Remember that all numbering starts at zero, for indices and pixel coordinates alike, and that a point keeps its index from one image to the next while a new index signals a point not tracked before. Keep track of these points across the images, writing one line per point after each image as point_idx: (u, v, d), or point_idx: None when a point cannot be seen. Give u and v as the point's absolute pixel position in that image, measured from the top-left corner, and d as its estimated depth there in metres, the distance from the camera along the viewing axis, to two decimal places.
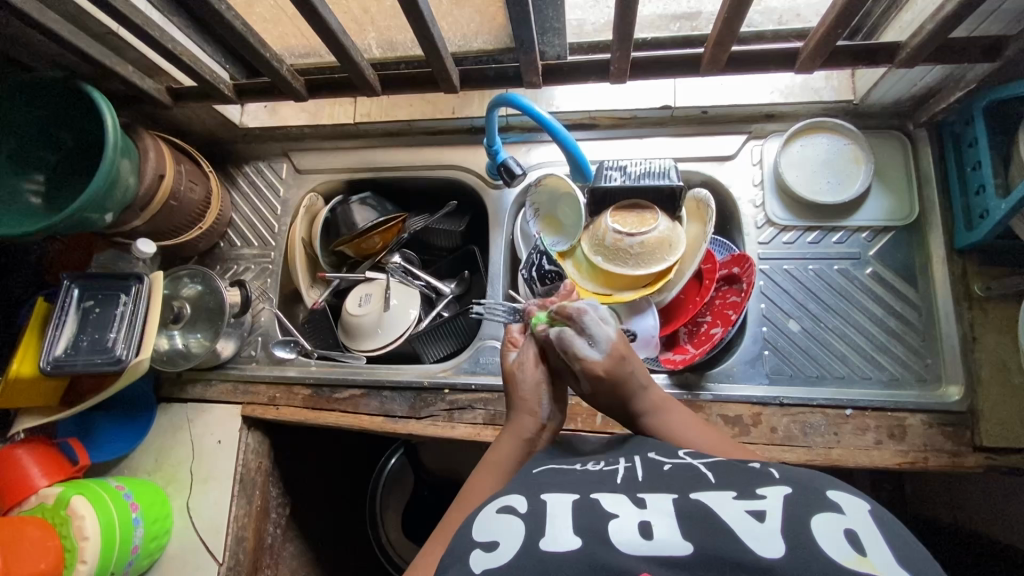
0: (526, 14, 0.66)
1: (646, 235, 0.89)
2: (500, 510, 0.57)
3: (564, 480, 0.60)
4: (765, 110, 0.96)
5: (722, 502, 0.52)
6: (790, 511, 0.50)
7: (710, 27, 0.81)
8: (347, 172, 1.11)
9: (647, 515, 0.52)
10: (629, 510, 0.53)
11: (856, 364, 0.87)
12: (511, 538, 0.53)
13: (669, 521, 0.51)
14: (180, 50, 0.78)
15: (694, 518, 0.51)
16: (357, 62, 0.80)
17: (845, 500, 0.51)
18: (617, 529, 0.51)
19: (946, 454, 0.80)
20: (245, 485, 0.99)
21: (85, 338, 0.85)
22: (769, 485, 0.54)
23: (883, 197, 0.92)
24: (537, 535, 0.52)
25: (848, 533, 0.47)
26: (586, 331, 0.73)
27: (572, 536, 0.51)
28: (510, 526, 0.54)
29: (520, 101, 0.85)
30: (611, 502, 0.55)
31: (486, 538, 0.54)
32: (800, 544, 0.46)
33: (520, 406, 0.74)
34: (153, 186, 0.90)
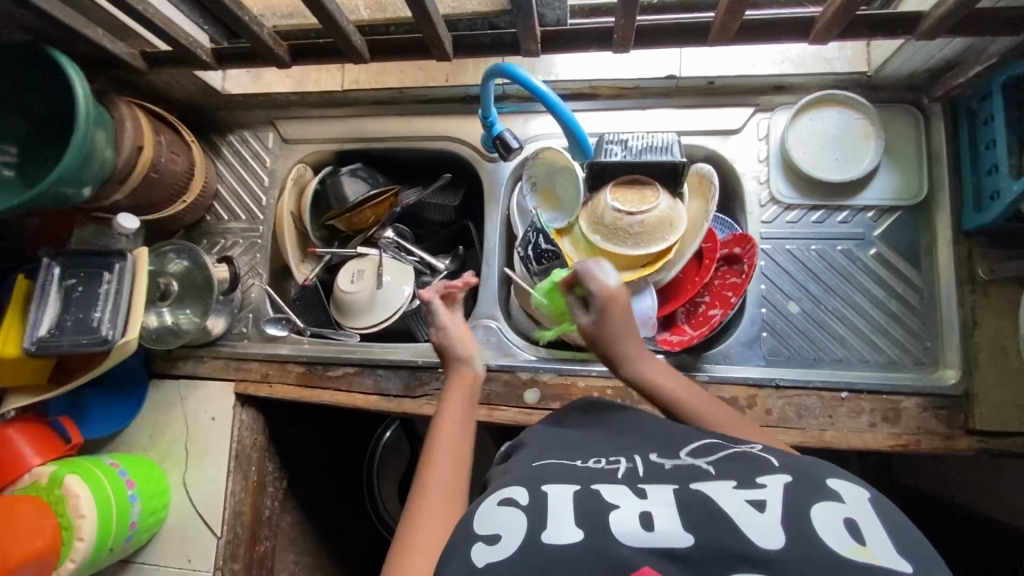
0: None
1: (646, 213, 0.86)
2: (500, 501, 0.56)
3: (562, 470, 0.59)
4: (774, 81, 0.91)
5: (725, 493, 0.52)
6: (792, 498, 0.50)
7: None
8: (337, 141, 1.06)
9: (648, 505, 0.52)
10: (630, 500, 0.53)
11: (855, 347, 0.86)
12: (513, 531, 0.52)
13: (670, 511, 0.51)
14: (152, 12, 0.72)
15: (693, 506, 0.51)
16: (343, 27, 0.74)
17: (845, 488, 0.51)
18: (619, 520, 0.51)
19: (938, 437, 0.81)
20: (240, 460, 1.00)
21: (69, 318, 0.82)
22: (770, 473, 0.54)
23: (893, 175, 0.89)
24: (536, 526, 0.52)
25: (848, 523, 0.48)
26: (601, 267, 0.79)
27: (573, 527, 0.51)
28: (512, 519, 0.53)
29: (515, 72, 0.79)
30: (612, 493, 0.54)
31: (489, 531, 0.53)
32: (804, 537, 0.47)
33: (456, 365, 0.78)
34: (131, 159, 0.86)
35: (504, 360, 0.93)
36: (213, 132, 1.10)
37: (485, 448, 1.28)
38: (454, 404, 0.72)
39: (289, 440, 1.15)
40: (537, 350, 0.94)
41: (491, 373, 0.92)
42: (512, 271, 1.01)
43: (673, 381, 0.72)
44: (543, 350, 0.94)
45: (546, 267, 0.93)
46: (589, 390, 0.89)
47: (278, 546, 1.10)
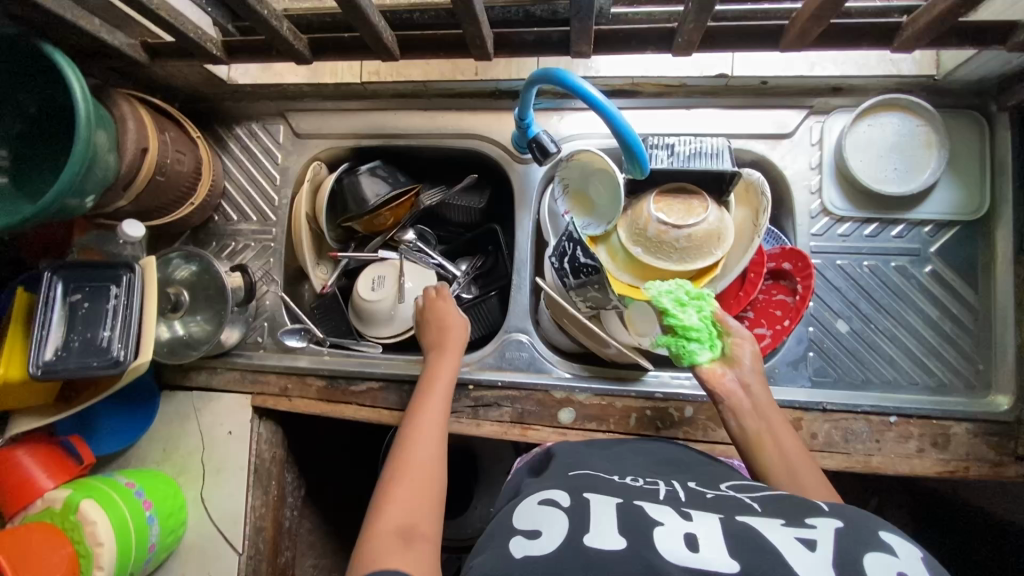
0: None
1: (693, 227, 0.80)
2: (539, 504, 0.59)
3: (603, 485, 0.62)
4: (832, 82, 0.84)
5: (771, 528, 0.51)
6: (842, 542, 0.48)
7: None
8: (354, 137, 0.98)
9: (693, 528, 0.52)
10: (676, 520, 0.53)
11: (904, 369, 0.83)
12: (555, 530, 0.53)
13: (715, 538, 0.50)
14: (157, 4, 0.64)
15: (737, 535, 0.50)
16: (374, 25, 0.67)
17: (898, 542, 0.48)
18: (662, 536, 0.51)
19: (987, 464, 0.79)
20: (260, 475, 0.96)
21: (76, 338, 0.76)
22: (820, 516, 0.53)
23: (954, 188, 0.83)
24: (579, 527, 0.53)
25: None
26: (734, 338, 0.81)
27: (616, 535, 0.51)
28: (551, 517, 0.55)
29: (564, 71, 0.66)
30: (658, 512, 0.55)
31: (528, 526, 0.55)
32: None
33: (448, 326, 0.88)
34: (135, 163, 0.78)
35: (536, 378, 0.89)
36: (218, 124, 1.02)
37: (504, 451, 1.25)
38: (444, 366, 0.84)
39: (305, 447, 1.11)
40: (572, 367, 0.90)
41: (523, 391, 0.89)
42: (544, 281, 0.94)
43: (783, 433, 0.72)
44: (578, 366, 0.90)
45: (584, 282, 0.86)
46: (628, 411, 0.86)
47: (297, 554, 1.08)
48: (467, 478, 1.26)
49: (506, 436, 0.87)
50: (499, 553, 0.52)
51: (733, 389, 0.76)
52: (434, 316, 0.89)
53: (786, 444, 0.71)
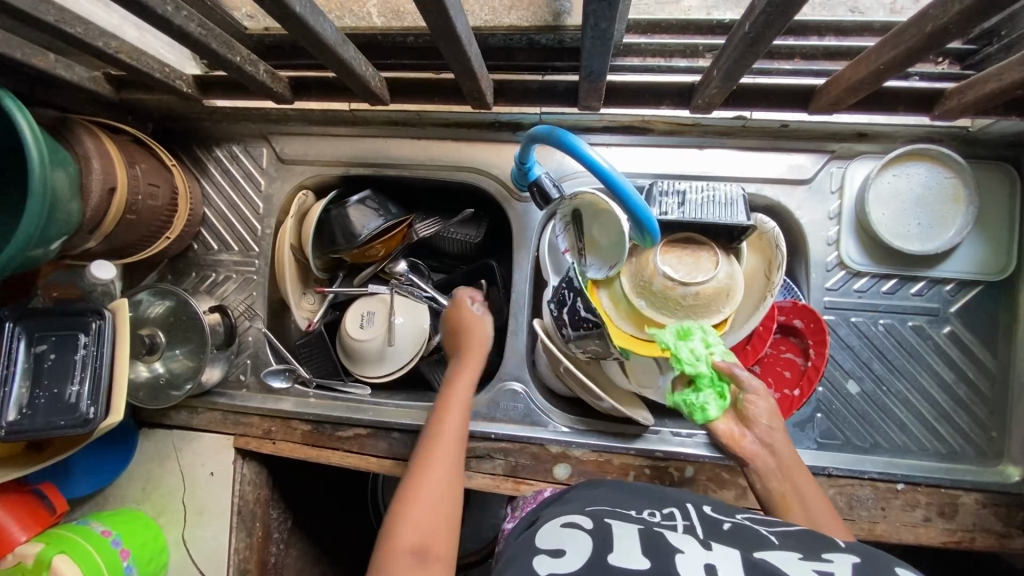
0: (605, 48, 0.53)
1: (702, 284, 0.75)
2: (564, 525, 0.57)
3: (622, 513, 0.59)
4: (858, 128, 0.78)
5: (789, 559, 0.48)
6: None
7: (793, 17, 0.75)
8: (342, 165, 0.92)
9: (711, 557, 0.49)
10: (694, 548, 0.51)
11: (915, 433, 0.80)
12: (580, 549, 0.51)
13: (732, 565, 0.48)
14: (114, 46, 0.58)
15: (757, 564, 0.48)
16: (361, 74, 0.61)
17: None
18: (683, 561, 0.48)
19: (994, 535, 0.76)
20: (244, 517, 0.93)
21: (42, 394, 0.72)
22: (836, 552, 0.50)
23: (978, 245, 0.78)
24: (601, 547, 0.51)
25: None
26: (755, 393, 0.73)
27: (639, 556, 0.49)
28: (576, 539, 0.53)
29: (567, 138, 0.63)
30: (678, 540, 0.52)
31: (554, 546, 0.53)
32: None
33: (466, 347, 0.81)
34: (102, 205, 0.72)
35: (531, 430, 0.85)
36: (197, 145, 0.95)
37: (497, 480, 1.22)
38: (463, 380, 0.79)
39: (292, 477, 1.08)
40: (569, 420, 0.86)
41: (516, 443, 0.85)
42: (542, 324, 0.89)
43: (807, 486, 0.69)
44: (575, 418, 0.86)
45: (584, 334, 0.80)
46: (625, 468, 0.82)
47: None
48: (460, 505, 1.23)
49: (499, 489, 0.84)
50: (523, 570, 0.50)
51: (755, 451, 0.72)
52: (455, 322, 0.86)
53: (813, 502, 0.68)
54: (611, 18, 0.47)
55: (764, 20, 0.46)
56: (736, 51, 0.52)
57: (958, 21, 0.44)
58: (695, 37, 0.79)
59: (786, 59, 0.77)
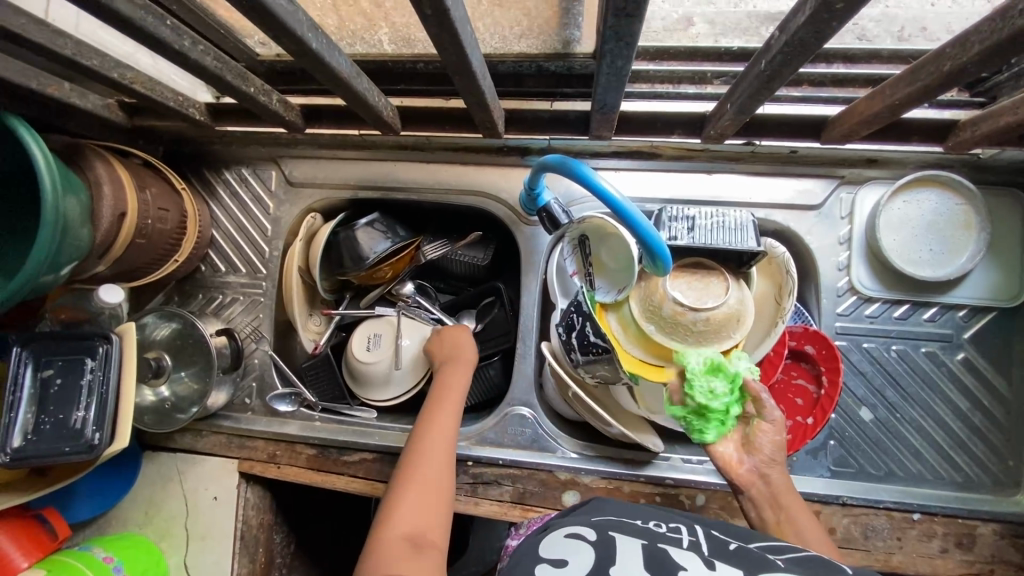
0: (620, 83, 0.54)
1: (712, 310, 0.75)
2: (568, 536, 0.56)
3: (630, 528, 0.57)
4: (867, 155, 0.78)
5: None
6: None
7: None
8: (351, 188, 0.93)
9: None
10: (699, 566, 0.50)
11: (930, 461, 0.79)
12: (582, 559, 0.50)
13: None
14: (129, 77, 0.58)
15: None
16: (374, 104, 0.62)
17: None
18: None
19: (1013, 567, 0.75)
20: (247, 543, 0.92)
21: (47, 420, 0.71)
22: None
23: (990, 272, 0.78)
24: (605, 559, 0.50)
25: None
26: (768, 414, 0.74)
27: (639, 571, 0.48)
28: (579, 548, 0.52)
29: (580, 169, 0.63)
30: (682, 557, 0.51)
31: (555, 555, 0.52)
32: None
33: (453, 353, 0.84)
34: (111, 230, 0.72)
35: (540, 457, 0.84)
36: (206, 167, 0.96)
37: None
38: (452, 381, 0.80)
39: (296, 500, 1.07)
40: (579, 446, 0.85)
41: (525, 469, 0.84)
42: (550, 347, 0.89)
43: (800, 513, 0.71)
44: (585, 444, 0.85)
45: (593, 358, 0.80)
46: (635, 496, 0.81)
47: None
48: (465, 529, 1.22)
49: (506, 516, 0.83)
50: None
51: (750, 480, 0.73)
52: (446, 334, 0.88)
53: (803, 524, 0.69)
54: (628, 57, 0.47)
55: (781, 59, 0.46)
56: (751, 87, 0.52)
57: (976, 61, 0.44)
58: (704, 64, 0.80)
59: (795, 86, 0.78)
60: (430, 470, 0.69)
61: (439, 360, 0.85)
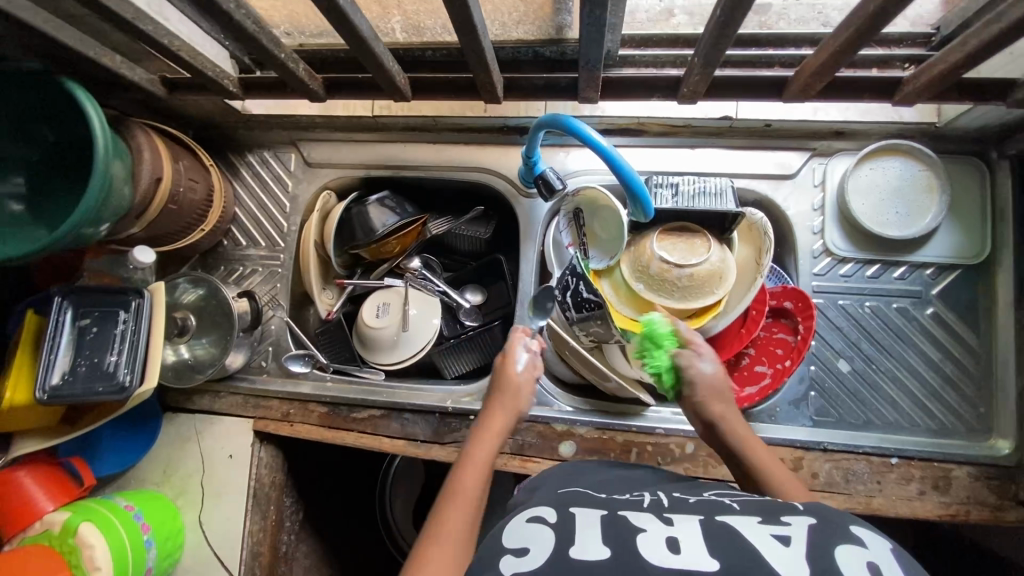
0: (601, 38, 0.61)
1: (695, 266, 0.82)
2: (530, 519, 0.61)
3: (592, 499, 0.64)
4: (834, 127, 0.86)
5: (747, 525, 0.54)
6: (812, 539, 0.51)
7: (778, 23, 0.85)
8: (364, 167, 1.01)
9: (673, 533, 0.54)
10: (655, 525, 0.56)
11: (905, 410, 0.83)
12: (544, 544, 0.55)
13: (692, 539, 0.53)
14: (178, 45, 0.68)
15: (715, 536, 0.53)
16: (388, 68, 0.70)
17: (870, 534, 0.52)
18: (644, 542, 0.54)
19: (988, 508, 0.79)
20: (259, 500, 0.96)
21: (83, 363, 0.77)
22: (793, 514, 0.56)
23: (954, 232, 0.84)
24: (565, 539, 0.55)
25: (870, 565, 0.48)
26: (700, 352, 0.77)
27: (599, 545, 0.53)
28: (539, 533, 0.57)
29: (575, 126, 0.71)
30: (640, 520, 0.57)
31: (518, 544, 0.56)
32: (823, 567, 0.47)
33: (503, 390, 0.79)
34: (149, 192, 0.80)
35: (538, 410, 0.90)
36: (231, 151, 1.04)
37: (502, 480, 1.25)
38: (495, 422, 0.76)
39: (303, 468, 1.12)
40: (574, 401, 0.90)
41: (523, 422, 0.89)
42: (547, 312, 0.95)
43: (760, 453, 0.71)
44: (579, 399, 0.91)
45: (587, 316, 0.86)
46: (628, 445, 0.86)
47: None
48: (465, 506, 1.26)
49: (506, 467, 0.88)
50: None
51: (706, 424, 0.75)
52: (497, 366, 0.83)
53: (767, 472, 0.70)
54: (602, 8, 0.55)
55: (731, 4, 0.54)
56: (711, 37, 0.60)
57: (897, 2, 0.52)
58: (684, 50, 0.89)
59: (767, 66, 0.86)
60: (476, 478, 0.68)
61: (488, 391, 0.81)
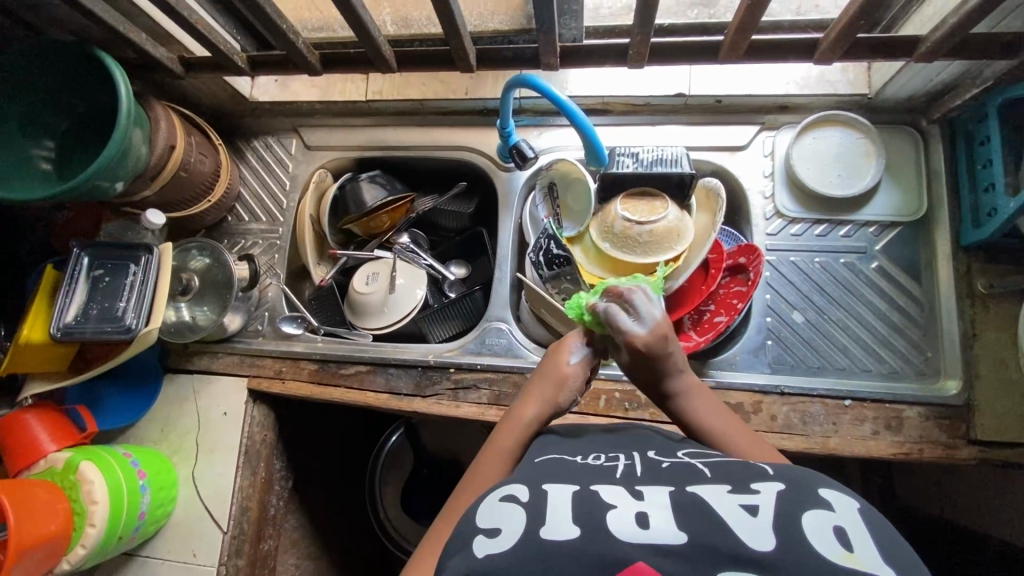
0: None
1: (655, 223, 0.89)
2: (501, 498, 0.51)
3: (563, 469, 0.55)
4: (779, 101, 0.96)
5: (717, 495, 0.47)
6: (784, 505, 0.45)
7: (725, 14, 0.95)
8: (358, 149, 1.11)
9: (644, 506, 0.47)
10: (626, 499, 0.48)
11: (857, 356, 0.88)
12: (514, 526, 0.47)
13: (666, 512, 0.46)
14: (195, 19, 0.79)
15: (689, 509, 0.46)
16: (374, 39, 0.80)
17: (836, 496, 0.47)
18: (614, 520, 0.46)
19: (940, 446, 0.82)
20: (250, 457, 1.01)
21: (95, 306, 0.85)
22: (763, 479, 0.49)
23: (892, 193, 0.92)
24: (536, 519, 0.47)
25: (836, 529, 0.43)
26: (633, 308, 0.67)
27: (569, 523, 0.46)
28: (509, 513, 0.48)
29: (538, 83, 0.83)
30: (610, 492, 0.49)
31: (490, 524, 0.48)
32: (794, 539, 0.42)
33: (547, 376, 0.71)
34: (163, 156, 0.90)
35: (513, 362, 0.96)
36: (239, 137, 1.15)
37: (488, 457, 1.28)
38: (528, 408, 0.69)
39: (295, 438, 1.17)
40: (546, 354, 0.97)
41: (499, 374, 0.95)
42: (524, 276, 1.03)
43: (705, 408, 0.67)
44: None
45: (557, 273, 0.97)
46: (597, 393, 0.91)
47: (281, 549, 1.11)
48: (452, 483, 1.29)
49: (484, 416, 0.92)
50: (460, 566, 0.46)
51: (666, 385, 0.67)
52: (551, 353, 0.73)
53: (718, 430, 0.65)
54: None
55: None
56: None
57: None
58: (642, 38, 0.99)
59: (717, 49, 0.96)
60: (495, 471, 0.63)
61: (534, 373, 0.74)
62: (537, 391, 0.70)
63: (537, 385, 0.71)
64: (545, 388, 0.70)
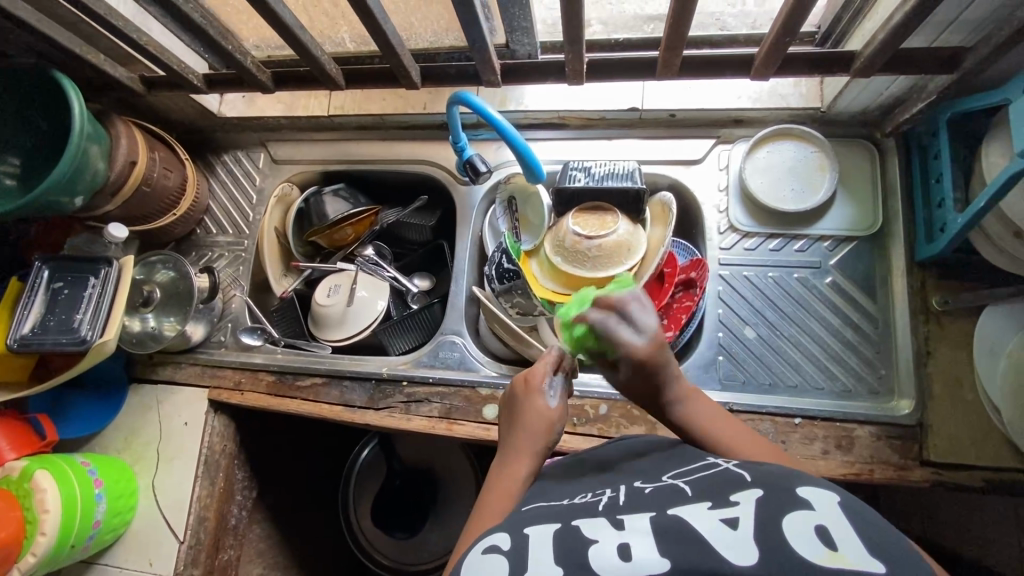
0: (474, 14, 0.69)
1: (604, 237, 0.89)
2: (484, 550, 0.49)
3: (547, 510, 0.54)
4: (732, 115, 0.96)
5: (697, 512, 0.46)
6: (763, 512, 0.44)
7: None
8: (323, 163, 1.13)
9: (626, 536, 0.46)
10: (607, 531, 0.47)
11: (810, 373, 0.87)
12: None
13: (648, 539, 0.45)
14: (145, 40, 0.81)
15: (669, 534, 0.45)
16: (317, 57, 0.82)
17: (816, 492, 0.45)
18: (596, 555, 0.45)
19: (892, 467, 0.79)
20: (208, 466, 1.02)
21: (52, 318, 0.87)
22: (743, 488, 0.47)
23: (847, 206, 0.91)
24: (518, 567, 0.46)
25: (819, 529, 0.41)
26: (629, 318, 0.61)
27: (550, 564, 0.45)
28: (493, 565, 0.47)
29: (470, 99, 0.84)
30: (591, 527, 0.49)
31: None
32: (774, 545, 0.40)
33: (531, 421, 0.63)
34: (124, 171, 0.92)
35: (466, 375, 0.96)
36: (209, 152, 1.18)
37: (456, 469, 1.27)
38: (518, 459, 0.61)
39: (260, 447, 1.17)
40: (499, 368, 0.97)
41: (450, 388, 0.95)
42: (479, 290, 1.03)
43: (706, 414, 0.64)
44: (505, 368, 0.97)
45: (509, 287, 0.97)
46: None
47: (243, 558, 1.12)
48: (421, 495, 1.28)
49: (433, 429, 0.92)
50: None
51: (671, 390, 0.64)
52: (524, 390, 0.66)
53: (719, 436, 0.62)
54: None
55: None
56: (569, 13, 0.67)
57: None
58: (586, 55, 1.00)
59: None
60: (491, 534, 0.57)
61: (509, 414, 0.66)
62: (520, 438, 0.63)
63: (522, 432, 0.63)
64: (531, 433, 0.63)
